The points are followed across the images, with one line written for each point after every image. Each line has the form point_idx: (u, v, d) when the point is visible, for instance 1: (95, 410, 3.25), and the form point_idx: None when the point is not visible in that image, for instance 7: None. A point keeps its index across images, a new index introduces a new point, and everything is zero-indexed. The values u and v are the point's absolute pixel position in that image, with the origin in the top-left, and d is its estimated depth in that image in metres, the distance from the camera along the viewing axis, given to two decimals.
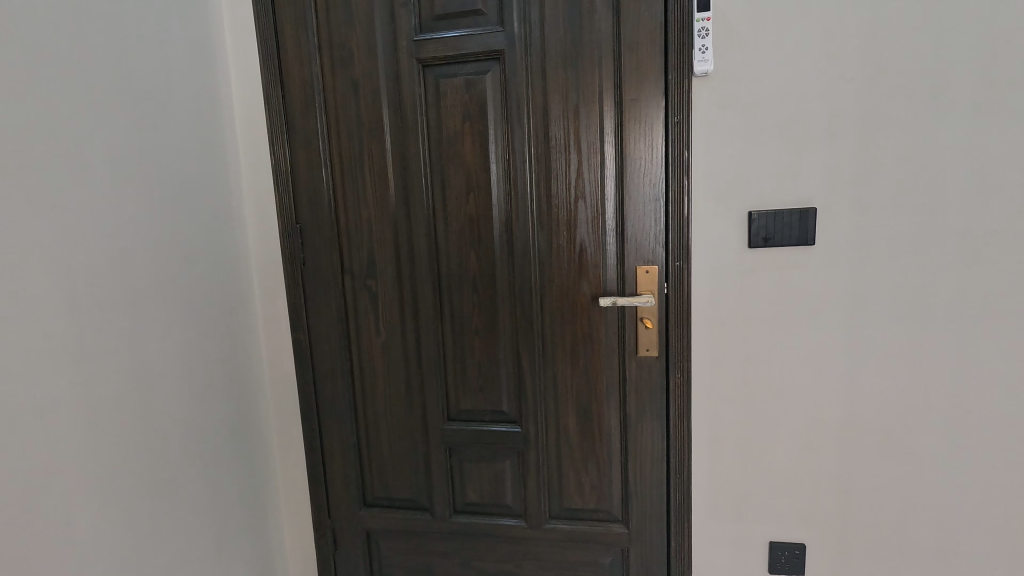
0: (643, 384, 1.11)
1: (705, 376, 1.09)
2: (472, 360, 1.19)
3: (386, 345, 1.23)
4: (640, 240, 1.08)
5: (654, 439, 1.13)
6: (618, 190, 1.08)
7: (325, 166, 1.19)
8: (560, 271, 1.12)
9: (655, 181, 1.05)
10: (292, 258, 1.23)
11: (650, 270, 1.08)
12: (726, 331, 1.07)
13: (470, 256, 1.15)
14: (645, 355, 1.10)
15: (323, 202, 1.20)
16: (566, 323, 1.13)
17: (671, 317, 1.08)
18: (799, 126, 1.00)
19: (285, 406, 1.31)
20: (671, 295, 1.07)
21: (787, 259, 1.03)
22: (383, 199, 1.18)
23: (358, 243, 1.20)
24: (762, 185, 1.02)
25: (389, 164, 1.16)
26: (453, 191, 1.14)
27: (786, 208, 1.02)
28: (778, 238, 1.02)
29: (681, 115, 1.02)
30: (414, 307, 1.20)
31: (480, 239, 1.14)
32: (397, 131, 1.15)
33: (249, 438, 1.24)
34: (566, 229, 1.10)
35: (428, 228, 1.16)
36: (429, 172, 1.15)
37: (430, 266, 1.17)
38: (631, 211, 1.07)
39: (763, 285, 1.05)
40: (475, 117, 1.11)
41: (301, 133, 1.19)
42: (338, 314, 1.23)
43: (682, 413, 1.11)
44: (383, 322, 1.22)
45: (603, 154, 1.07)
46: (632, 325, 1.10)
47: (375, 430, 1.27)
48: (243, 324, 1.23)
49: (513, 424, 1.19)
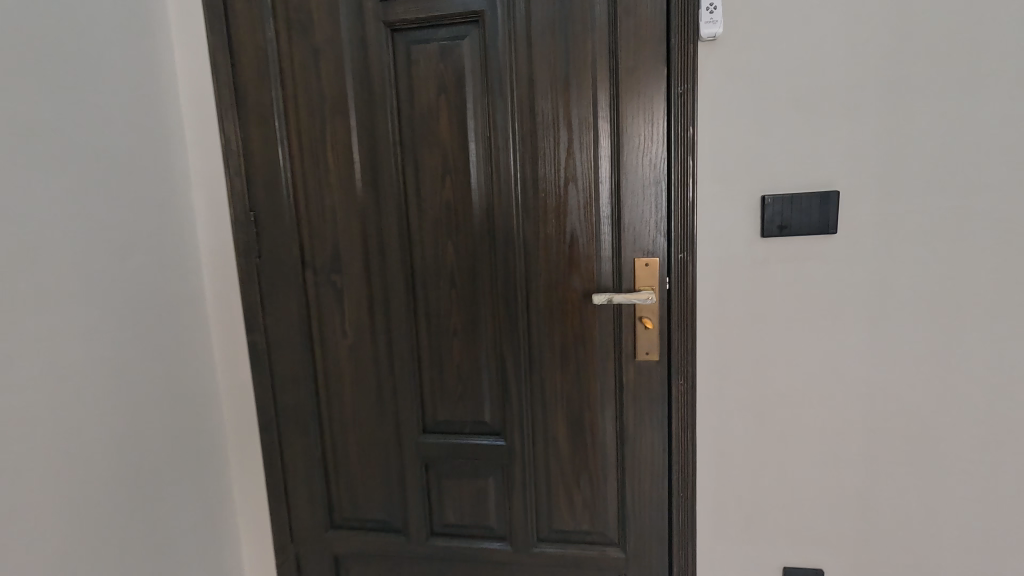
0: (642, 392, 0.99)
1: (710, 382, 0.97)
2: (450, 365, 1.06)
3: (353, 349, 1.09)
4: (639, 228, 0.95)
5: (655, 452, 1.01)
6: (614, 172, 0.95)
7: (282, 147, 1.05)
8: (548, 264, 0.99)
9: (656, 161, 0.93)
10: (246, 250, 1.09)
11: (650, 262, 0.95)
12: (733, 333, 0.95)
13: (448, 248, 1.02)
14: (645, 358, 0.97)
15: (280, 186, 1.05)
16: (555, 322, 1.00)
17: (675, 315, 0.95)
18: (818, 97, 0.87)
19: (242, 418, 1.16)
20: (675, 292, 0.94)
21: (805, 250, 0.91)
22: (349, 183, 1.04)
23: (320, 234, 1.06)
24: (777, 166, 0.89)
25: (354, 144, 1.02)
26: (428, 175, 1.01)
27: (805, 191, 0.89)
28: (796, 226, 0.89)
29: (687, 85, 0.90)
30: (384, 305, 1.06)
31: (459, 229, 1.01)
32: (365, 106, 1.01)
33: (199, 455, 1.09)
34: (556, 218, 0.97)
35: (399, 216, 1.02)
36: (399, 154, 1.01)
37: (402, 259, 1.04)
38: (628, 197, 0.94)
39: (777, 279, 0.92)
40: (452, 89, 0.98)
41: (254, 108, 1.04)
42: (298, 313, 1.09)
43: (686, 423, 0.98)
44: (350, 323, 1.08)
45: (597, 131, 0.94)
46: (630, 325, 0.97)
47: (343, 443, 1.13)
48: (191, 325, 1.08)
49: (496, 436, 1.06)
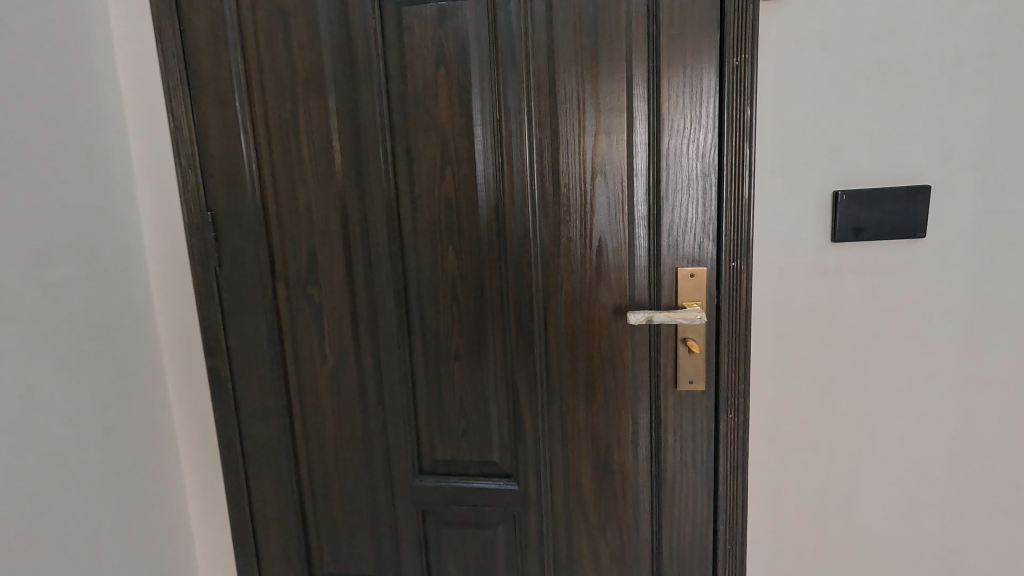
0: (683, 427, 0.83)
1: (766, 415, 0.81)
2: (451, 394, 0.88)
3: (334, 376, 0.91)
4: (683, 231, 0.78)
5: (698, 497, 0.84)
6: (652, 163, 0.78)
7: (244, 131, 0.85)
8: (570, 275, 0.82)
9: (704, 149, 0.76)
10: (202, 258, 0.89)
11: (696, 273, 0.78)
12: (796, 356, 0.79)
13: (448, 256, 0.84)
14: (688, 388, 0.81)
15: (243, 180, 0.86)
16: (579, 344, 0.83)
17: (726, 337, 0.79)
18: (906, 71, 0.71)
19: (202, 457, 0.97)
20: (726, 308, 0.78)
21: (886, 256, 0.75)
22: (327, 176, 0.85)
23: (292, 237, 0.88)
24: (854, 154, 0.73)
25: (333, 129, 0.84)
26: (424, 167, 0.83)
27: (887, 186, 0.73)
28: (877, 228, 0.73)
29: (744, 56, 0.73)
30: (371, 323, 0.88)
31: (462, 232, 0.84)
32: (346, 82, 0.82)
33: (149, 504, 0.90)
34: (580, 219, 0.80)
35: (388, 216, 0.85)
36: (388, 141, 0.83)
37: (393, 269, 0.86)
38: (669, 194, 0.78)
39: (850, 292, 0.76)
40: (453, 61, 0.80)
41: (209, 83, 0.85)
42: (267, 333, 0.91)
43: (736, 465, 0.82)
44: (330, 345, 0.90)
45: (631, 113, 0.78)
46: (671, 347, 0.81)
47: (323, 488, 0.95)
48: (136, 350, 0.89)
49: (507, 478, 0.89)
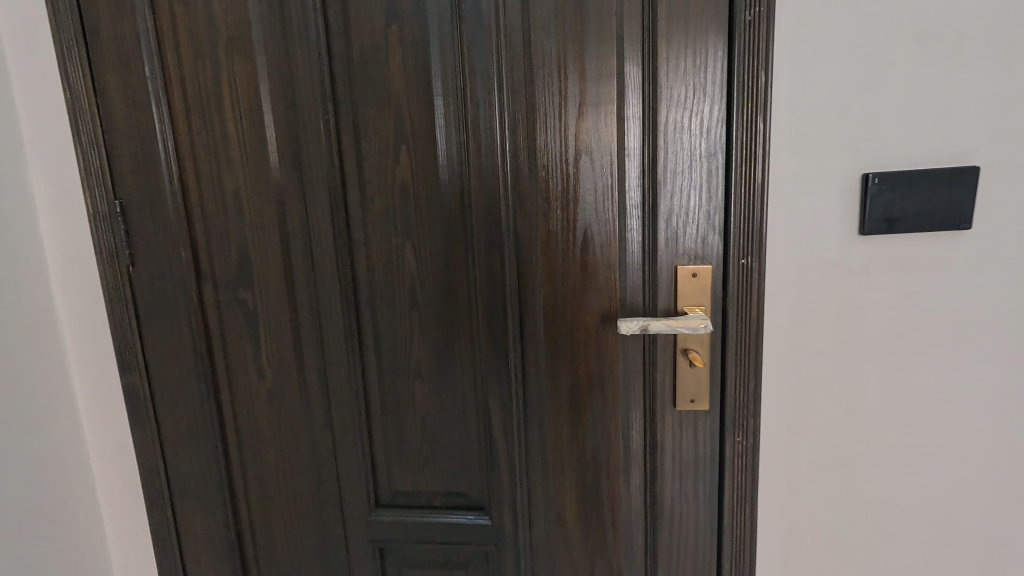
0: (683, 452, 0.71)
1: (780, 438, 0.69)
2: (412, 415, 0.75)
3: (274, 394, 0.77)
4: (684, 223, 0.66)
5: (699, 532, 0.73)
6: (648, 140, 0.65)
7: (156, 103, 0.70)
8: (550, 275, 0.69)
9: (710, 124, 0.64)
10: (111, 256, 0.74)
11: (699, 273, 0.66)
12: (814, 370, 0.67)
13: (406, 253, 0.71)
14: (690, 407, 0.69)
15: (157, 162, 0.72)
16: (562, 356, 0.71)
17: (733, 347, 0.67)
18: (951, 29, 0.59)
19: (119, 492, 0.82)
20: (734, 314, 0.66)
21: (922, 252, 0.63)
22: (258, 157, 0.71)
23: (219, 232, 0.73)
24: (889, 129, 0.61)
25: (265, 100, 0.69)
26: (375, 146, 0.69)
27: (925, 168, 0.61)
28: (914, 218, 0.62)
29: (758, 10, 0.60)
30: (316, 334, 0.74)
31: (422, 224, 0.70)
32: (278, 42, 0.68)
33: (54, 550, 0.76)
34: (561, 209, 0.67)
35: (333, 207, 0.71)
36: (330, 115, 0.69)
37: (340, 270, 0.72)
38: (668, 178, 0.65)
39: (879, 295, 0.64)
40: (407, 16, 0.66)
41: (111, 42, 0.70)
42: (193, 346, 0.76)
43: (745, 495, 0.70)
44: (268, 358, 0.76)
45: (622, 80, 0.65)
46: (669, 360, 0.69)
47: (265, 523, 0.81)
48: (31, 367, 0.73)
49: (478, 511, 0.77)
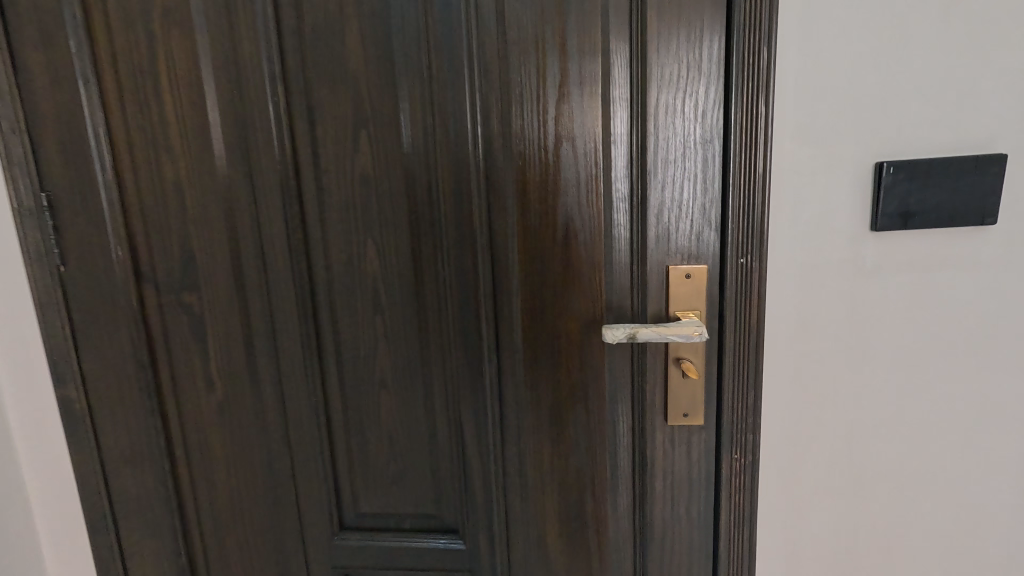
0: (675, 470, 0.64)
1: (782, 456, 0.62)
2: (377, 430, 0.68)
3: (225, 407, 0.70)
4: (676, 218, 0.59)
5: (692, 557, 0.66)
6: (636, 125, 0.58)
7: (84, 82, 0.62)
8: (528, 276, 0.62)
9: (705, 107, 0.57)
10: (38, 254, 0.66)
11: (693, 273, 0.59)
12: (820, 380, 0.60)
13: (368, 252, 0.64)
14: (682, 422, 0.62)
15: (87, 150, 0.64)
16: (541, 365, 0.64)
17: (731, 356, 0.60)
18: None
19: (55, 517, 0.74)
20: (732, 319, 0.59)
21: (940, 250, 0.57)
22: (201, 145, 0.63)
23: (161, 229, 0.66)
24: (906, 112, 0.54)
25: (207, 79, 0.62)
26: (331, 132, 0.61)
27: (945, 157, 0.54)
28: (933, 213, 0.55)
29: None
30: (270, 342, 0.67)
31: (385, 219, 0.63)
32: (219, 14, 0.60)
33: None
34: (540, 203, 0.60)
35: (285, 202, 0.63)
36: (280, 97, 0.61)
37: (295, 271, 0.65)
38: (659, 168, 0.58)
39: (892, 297, 0.58)
40: None
41: (29, 12, 0.61)
42: (134, 356, 0.69)
43: (742, 518, 0.64)
44: (217, 368, 0.69)
45: (607, 57, 0.57)
46: (660, 370, 0.62)
47: (219, 548, 0.74)
48: None
49: (452, 534, 0.70)
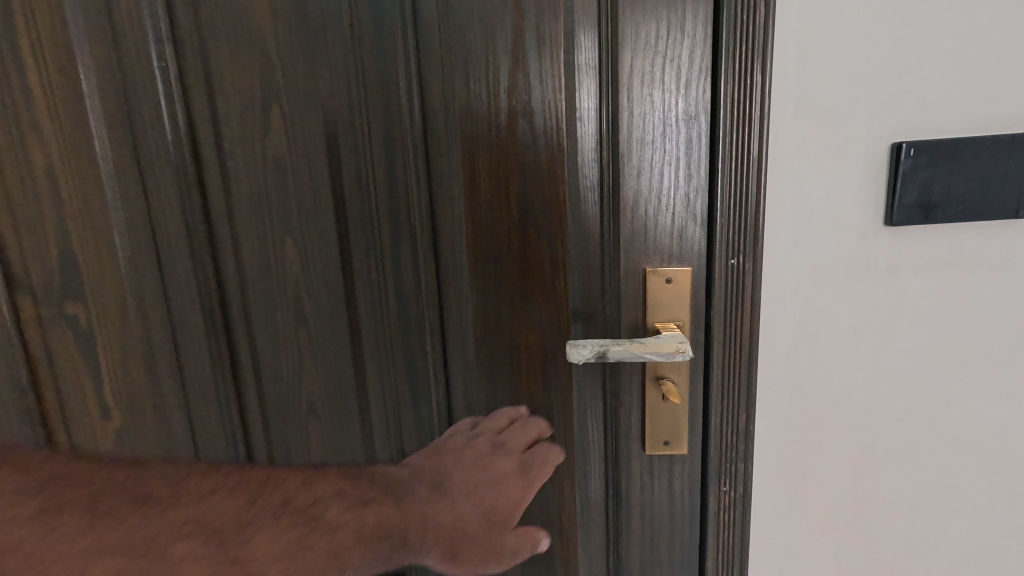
0: (654, 505, 0.56)
1: (778, 488, 0.54)
2: (307, 461, 0.58)
3: (125, 438, 0.58)
4: (655, 211, 0.49)
5: None
6: (606, 98, 0.48)
7: None
8: (479, 280, 0.52)
9: (689, 77, 0.46)
10: None
11: (675, 278, 0.50)
12: (822, 402, 0.51)
13: (288, 253, 0.53)
14: (662, 450, 0.53)
15: None
16: (497, 386, 0.54)
17: (718, 375, 0.51)
18: None
19: None
20: (721, 332, 0.50)
21: (965, 249, 0.48)
22: (74, 122, 0.51)
23: (31, 227, 0.54)
24: (930, 81, 0.45)
25: (76, 40, 0.49)
26: (235, 107, 0.50)
27: (974, 137, 0.45)
28: (960, 203, 0.46)
29: None
30: (175, 361, 0.56)
31: (307, 214, 0.52)
32: None
33: None
34: (491, 193, 0.50)
35: (183, 193, 0.52)
36: (169, 63, 0.49)
37: (201, 275, 0.54)
38: (634, 151, 0.48)
39: (908, 305, 0.49)
40: None
41: None
42: (9, 379, 0.57)
43: (732, 560, 0.55)
44: (112, 392, 0.57)
45: (570, 13, 0.47)
46: (636, 391, 0.53)
47: None
48: None
49: None
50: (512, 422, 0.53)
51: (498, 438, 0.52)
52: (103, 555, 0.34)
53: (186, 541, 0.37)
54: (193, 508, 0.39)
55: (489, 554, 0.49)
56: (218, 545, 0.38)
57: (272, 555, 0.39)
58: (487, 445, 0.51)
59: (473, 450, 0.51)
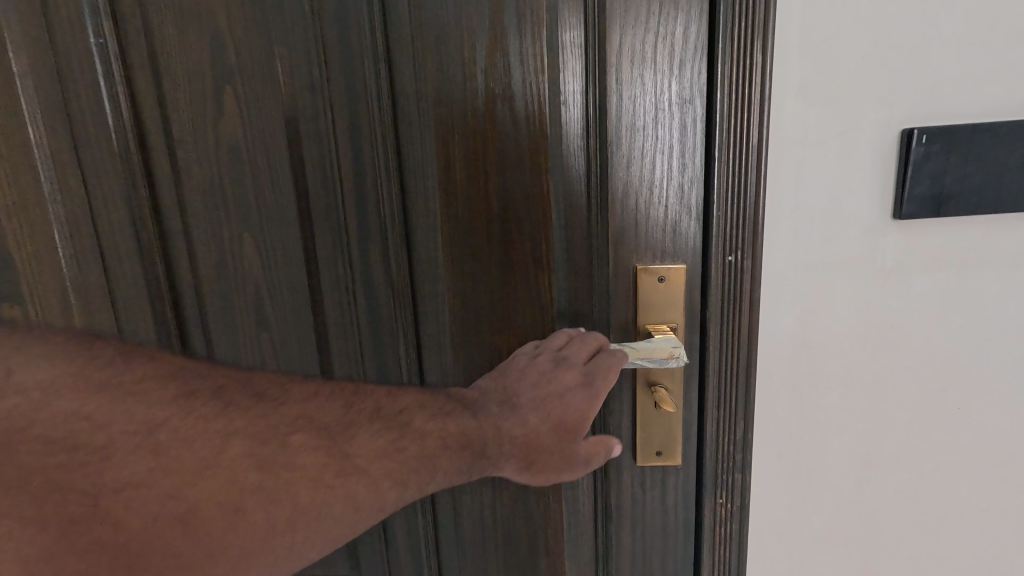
0: (646, 518, 0.52)
1: (778, 501, 0.50)
2: None
3: None
4: (647, 204, 0.45)
5: None
6: (593, 79, 0.43)
7: None
8: (457, 280, 0.48)
9: (684, 56, 0.42)
10: None
11: (668, 276, 0.46)
12: (826, 409, 0.48)
13: (247, 250, 0.48)
14: (655, 461, 0.50)
15: None
16: None
17: (715, 380, 0.47)
18: None
19: None
20: (717, 334, 0.46)
21: (979, 244, 0.44)
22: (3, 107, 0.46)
23: None
24: (944, 61, 0.41)
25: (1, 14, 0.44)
26: (184, 89, 0.45)
27: (991, 123, 0.41)
28: (976, 194, 0.42)
29: None
30: None
31: (267, 208, 0.47)
32: None
33: None
34: (468, 184, 0.46)
35: (130, 185, 0.47)
36: (109, 41, 0.45)
37: (153, 275, 0.50)
38: (623, 138, 0.44)
39: (917, 304, 0.45)
40: None
41: None
42: None
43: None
44: None
45: None
46: (626, 398, 0.49)
47: None
48: None
49: None
50: (570, 341, 0.45)
51: (557, 354, 0.44)
52: (235, 441, 0.34)
53: (298, 437, 0.37)
54: (305, 405, 0.39)
55: (562, 464, 0.44)
56: (316, 445, 0.38)
57: (376, 458, 0.39)
58: (546, 366, 0.44)
59: (530, 375, 0.44)
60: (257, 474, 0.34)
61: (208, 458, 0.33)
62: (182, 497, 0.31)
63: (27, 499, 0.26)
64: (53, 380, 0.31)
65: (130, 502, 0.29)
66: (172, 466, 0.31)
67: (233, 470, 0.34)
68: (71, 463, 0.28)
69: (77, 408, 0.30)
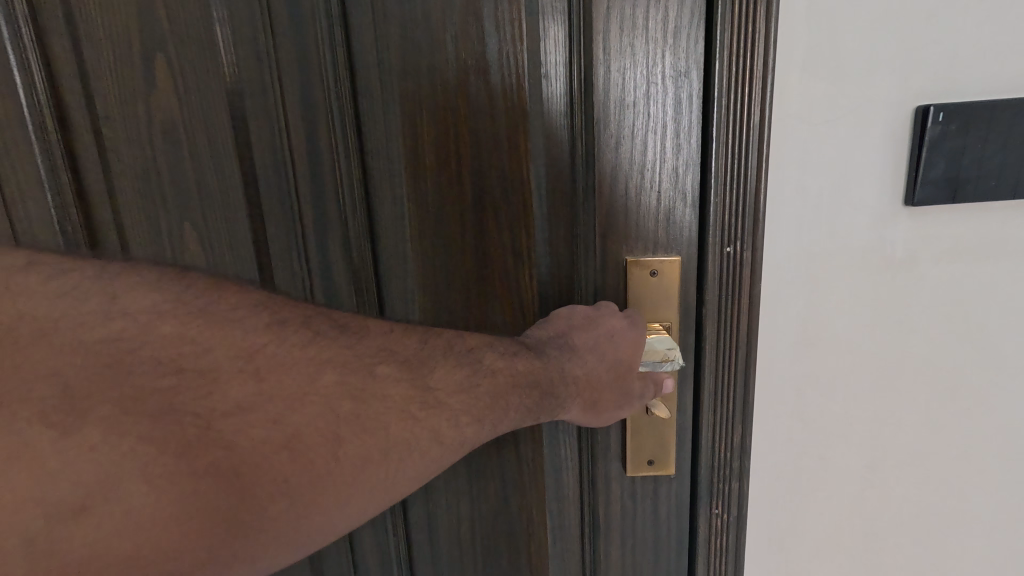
0: (636, 531, 0.48)
1: (776, 511, 0.47)
2: None
3: None
4: (638, 189, 0.41)
5: None
6: (578, 49, 0.38)
7: None
8: (428, 274, 0.43)
9: (679, 22, 0.38)
10: None
11: (660, 269, 0.42)
12: (829, 412, 0.44)
13: (188, 241, 0.43)
14: (646, 471, 0.46)
15: None
16: None
17: (712, 383, 0.43)
18: None
19: None
20: (715, 332, 0.42)
21: (994, 234, 0.41)
22: None
23: None
24: (964, 31, 0.37)
25: None
26: (107, 55, 0.39)
27: (1013, 100, 0.38)
28: (993, 179, 0.39)
29: None
30: None
31: (210, 194, 0.42)
32: None
33: None
34: (439, 166, 0.41)
35: (51, 167, 0.42)
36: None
37: None
38: (612, 115, 0.39)
39: (928, 298, 0.42)
40: None
41: None
42: None
43: None
44: None
45: None
46: None
47: None
48: None
49: None
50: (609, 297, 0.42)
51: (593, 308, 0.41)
52: (327, 369, 0.29)
53: (389, 367, 0.31)
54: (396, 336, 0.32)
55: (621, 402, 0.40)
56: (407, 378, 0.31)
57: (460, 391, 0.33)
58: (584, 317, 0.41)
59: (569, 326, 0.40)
60: (350, 403, 0.29)
61: (303, 387, 0.28)
62: (287, 422, 0.27)
63: (143, 423, 0.24)
64: (161, 305, 0.27)
65: (232, 427, 0.26)
66: (274, 392, 0.27)
67: (329, 399, 0.28)
68: (179, 390, 0.25)
69: (176, 332, 0.26)
